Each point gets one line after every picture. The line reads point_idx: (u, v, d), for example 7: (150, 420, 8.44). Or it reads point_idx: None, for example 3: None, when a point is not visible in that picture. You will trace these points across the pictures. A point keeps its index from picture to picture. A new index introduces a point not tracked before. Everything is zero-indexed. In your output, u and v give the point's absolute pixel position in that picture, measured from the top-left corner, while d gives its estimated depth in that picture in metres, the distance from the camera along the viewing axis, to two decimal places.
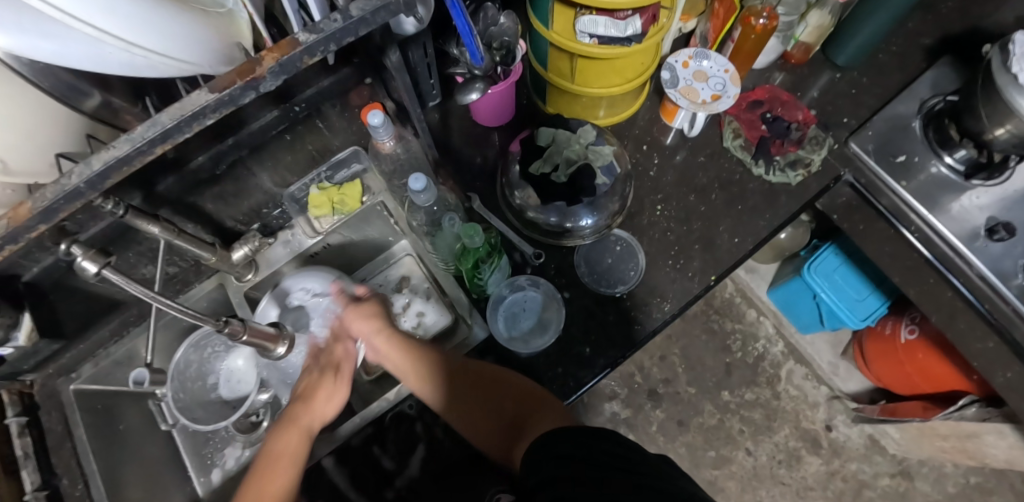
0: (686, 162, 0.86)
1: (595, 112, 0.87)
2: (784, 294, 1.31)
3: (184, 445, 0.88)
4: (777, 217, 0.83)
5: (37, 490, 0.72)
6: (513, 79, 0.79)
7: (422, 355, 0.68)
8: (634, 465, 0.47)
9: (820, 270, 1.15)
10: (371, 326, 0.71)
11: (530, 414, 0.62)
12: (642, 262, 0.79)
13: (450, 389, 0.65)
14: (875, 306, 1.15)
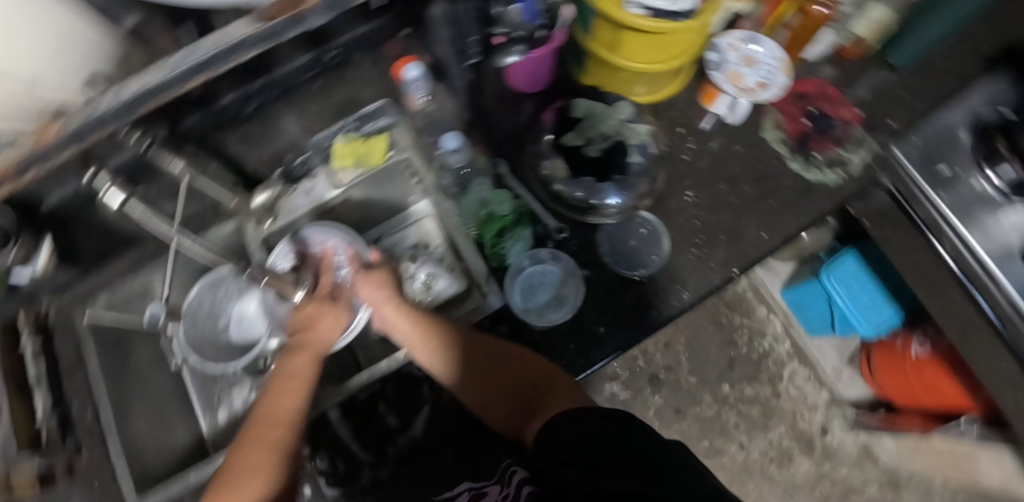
0: (721, 150, 0.84)
1: (631, 88, 0.84)
2: (797, 294, 1.30)
3: (194, 384, 0.90)
4: (810, 214, 0.81)
5: (48, 414, 0.74)
6: (553, 46, 0.79)
7: (433, 330, 0.66)
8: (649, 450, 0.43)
9: (839, 275, 1.13)
10: (378, 293, 0.69)
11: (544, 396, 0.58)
12: (666, 247, 0.77)
13: (463, 367, 0.64)
14: (890, 316, 1.14)
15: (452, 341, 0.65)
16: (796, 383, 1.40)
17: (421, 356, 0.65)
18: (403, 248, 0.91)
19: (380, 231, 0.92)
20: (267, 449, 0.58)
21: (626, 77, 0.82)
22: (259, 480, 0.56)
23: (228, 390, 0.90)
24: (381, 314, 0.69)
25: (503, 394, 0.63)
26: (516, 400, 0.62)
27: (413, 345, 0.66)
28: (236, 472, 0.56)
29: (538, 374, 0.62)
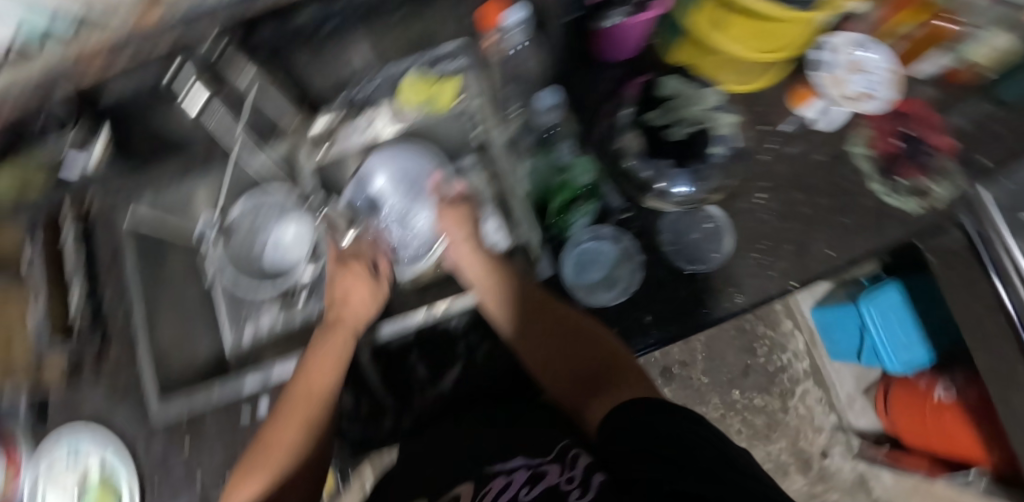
0: (804, 155, 0.79)
1: (720, 75, 0.76)
2: (828, 316, 1.26)
3: (222, 302, 0.85)
4: (880, 241, 0.76)
5: (82, 310, 0.74)
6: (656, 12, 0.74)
7: (507, 282, 0.66)
8: (723, 459, 0.40)
9: (880, 305, 1.09)
10: (459, 232, 0.72)
11: (608, 377, 0.55)
12: (728, 246, 0.74)
13: (526, 326, 0.63)
14: (921, 358, 1.10)
15: (522, 298, 0.65)
16: (806, 402, 1.38)
17: (488, 305, 0.65)
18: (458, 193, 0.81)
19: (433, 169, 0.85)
20: (298, 424, 0.59)
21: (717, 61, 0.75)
22: (286, 450, 0.59)
23: (256, 311, 0.86)
24: (457, 252, 0.71)
25: (562, 365, 0.60)
26: (574, 373, 0.58)
27: (483, 294, 0.66)
28: (265, 445, 0.59)
29: (604, 352, 0.58)
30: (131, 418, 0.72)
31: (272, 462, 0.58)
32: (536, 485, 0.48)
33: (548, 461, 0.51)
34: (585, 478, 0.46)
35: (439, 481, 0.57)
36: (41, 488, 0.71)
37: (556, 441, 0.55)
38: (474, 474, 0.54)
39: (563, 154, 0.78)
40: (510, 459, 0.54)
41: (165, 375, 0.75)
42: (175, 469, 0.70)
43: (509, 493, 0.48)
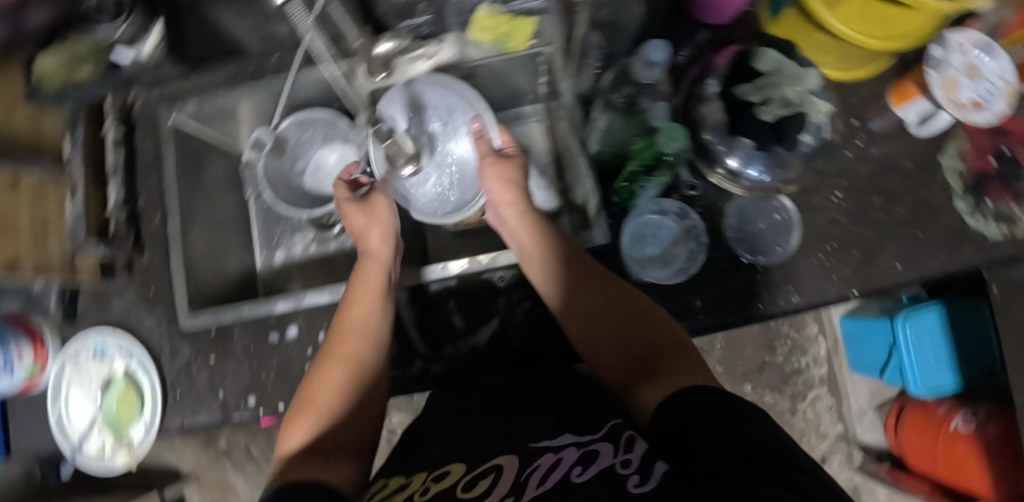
0: (891, 157, 0.72)
1: (820, 56, 0.71)
2: (858, 326, 1.16)
3: (256, 217, 0.84)
4: (952, 264, 0.69)
5: (120, 207, 0.72)
6: None
7: (557, 252, 0.63)
8: (797, 463, 0.38)
9: (918, 323, 0.95)
10: (508, 197, 0.66)
11: (665, 363, 0.54)
12: (794, 243, 0.70)
13: (576, 298, 0.60)
14: (948, 384, 0.97)
15: (572, 268, 0.62)
16: (816, 408, 1.31)
17: (535, 276, 0.63)
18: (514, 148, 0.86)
19: None
20: (342, 365, 0.61)
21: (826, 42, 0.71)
22: (333, 391, 0.60)
23: (289, 234, 0.84)
24: (504, 215, 0.67)
25: (613, 345, 0.58)
26: (628, 356, 0.57)
27: (531, 262, 0.63)
28: (310, 387, 0.61)
29: (658, 335, 0.57)
30: (159, 322, 0.70)
31: (318, 402, 0.59)
32: (589, 467, 0.47)
33: (597, 440, 0.50)
34: (643, 466, 0.45)
35: (471, 443, 0.55)
36: (65, 385, 0.71)
37: (605, 419, 0.54)
38: (516, 449, 0.52)
39: (655, 116, 0.70)
40: (555, 436, 0.53)
41: (195, 285, 0.72)
42: (199, 381, 0.69)
43: (558, 473, 0.47)
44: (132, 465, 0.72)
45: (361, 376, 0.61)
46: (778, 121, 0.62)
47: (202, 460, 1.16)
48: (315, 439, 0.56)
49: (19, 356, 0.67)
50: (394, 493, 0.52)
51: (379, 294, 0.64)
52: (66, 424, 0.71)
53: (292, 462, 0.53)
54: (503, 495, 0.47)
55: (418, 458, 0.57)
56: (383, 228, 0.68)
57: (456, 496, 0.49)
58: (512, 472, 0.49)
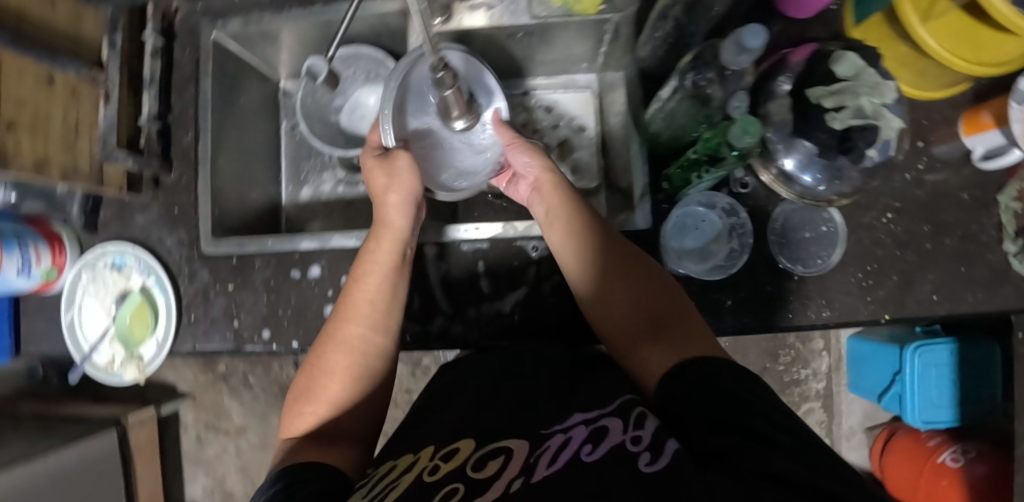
0: (948, 185, 0.69)
1: (902, 68, 0.68)
2: (864, 348, 1.12)
3: (286, 149, 0.82)
4: (988, 303, 0.68)
5: (152, 120, 0.69)
6: None
7: (566, 212, 0.60)
8: (813, 442, 0.38)
9: (927, 356, 0.93)
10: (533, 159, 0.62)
11: (673, 331, 0.51)
12: (835, 258, 0.68)
13: (589, 261, 0.58)
14: (944, 419, 0.95)
15: (586, 232, 0.58)
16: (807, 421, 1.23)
17: (556, 241, 0.60)
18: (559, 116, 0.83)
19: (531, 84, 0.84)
20: (345, 347, 0.57)
21: (905, 54, 0.67)
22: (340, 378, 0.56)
23: (317, 172, 0.82)
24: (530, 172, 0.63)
25: (624, 309, 0.55)
26: (638, 320, 0.54)
27: (548, 223, 0.61)
28: (316, 370, 0.57)
29: (671, 303, 0.54)
30: (181, 244, 0.69)
31: (325, 388, 0.56)
32: (600, 445, 0.42)
33: (608, 416, 0.45)
34: (655, 443, 0.40)
35: (484, 421, 0.51)
36: (80, 294, 0.70)
37: (617, 393, 0.50)
38: (527, 433, 0.47)
39: None
40: (565, 417, 0.48)
41: (220, 211, 0.70)
42: (215, 308, 0.68)
43: (570, 451, 0.42)
44: (141, 380, 0.72)
45: (368, 364, 0.57)
46: (846, 130, 0.59)
47: (200, 381, 1.17)
48: (318, 426, 0.55)
49: (37, 259, 0.66)
50: (404, 473, 0.48)
51: (389, 274, 0.59)
52: (78, 333, 0.70)
53: (294, 448, 0.52)
54: (513, 475, 0.41)
55: (428, 437, 0.53)
56: (400, 195, 0.59)
57: (466, 475, 0.43)
58: (522, 455, 0.44)
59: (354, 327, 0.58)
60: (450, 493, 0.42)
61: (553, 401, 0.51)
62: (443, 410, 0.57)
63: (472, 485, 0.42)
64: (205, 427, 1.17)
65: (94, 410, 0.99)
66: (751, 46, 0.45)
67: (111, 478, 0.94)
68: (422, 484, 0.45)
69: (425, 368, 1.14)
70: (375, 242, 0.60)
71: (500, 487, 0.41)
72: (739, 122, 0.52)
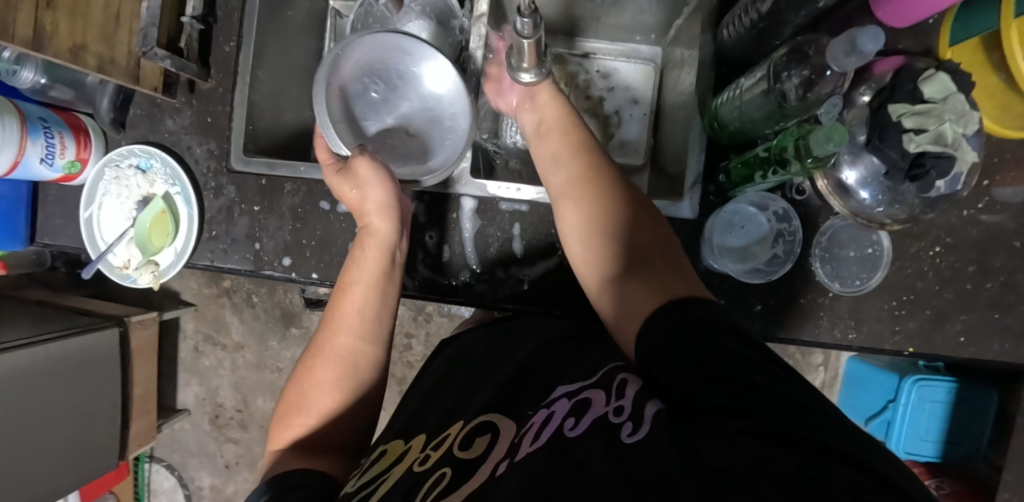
0: (1003, 229, 0.67)
1: (989, 99, 0.65)
2: (862, 370, 1.10)
3: None
4: (1013, 354, 0.66)
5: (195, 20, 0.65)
6: None
7: (560, 134, 0.57)
8: (803, 386, 0.37)
9: (924, 389, 0.94)
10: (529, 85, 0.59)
11: (655, 266, 0.48)
12: (874, 282, 0.66)
13: (578, 179, 0.54)
14: (926, 453, 0.97)
15: (577, 157, 0.55)
16: None
17: (547, 163, 0.57)
18: (613, 84, 0.79)
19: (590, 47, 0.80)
20: (331, 363, 0.55)
21: (994, 85, 0.64)
22: (328, 390, 0.55)
23: None
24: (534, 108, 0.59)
25: (609, 234, 0.51)
26: (620, 250, 0.50)
27: (549, 143, 0.58)
28: (304, 382, 0.56)
29: (657, 241, 0.50)
30: (211, 155, 0.66)
31: (314, 400, 0.54)
32: (583, 417, 0.40)
33: (591, 387, 0.43)
34: (636, 411, 0.39)
35: (475, 402, 0.49)
36: (102, 191, 0.68)
37: (602, 363, 0.46)
38: (515, 415, 0.45)
39: None
40: (550, 392, 0.46)
41: (253, 128, 0.68)
42: (238, 227, 0.65)
43: (552, 426, 0.40)
44: (154, 287, 0.71)
45: (356, 374, 0.56)
46: (920, 154, 0.56)
47: (204, 293, 1.17)
48: (309, 436, 0.53)
49: (61, 150, 0.63)
50: (392, 467, 0.46)
51: (376, 282, 0.57)
52: (95, 231, 0.68)
53: (282, 461, 0.51)
54: (499, 458, 0.40)
55: (421, 422, 0.52)
56: (378, 197, 0.57)
57: (455, 459, 0.42)
58: (508, 438, 0.42)
59: (342, 340, 0.56)
60: (438, 480, 0.41)
61: (537, 372, 0.49)
62: (435, 397, 0.55)
63: (459, 471, 0.41)
64: (205, 338, 1.18)
65: (98, 305, 0.98)
66: (865, 50, 0.45)
67: (109, 374, 0.95)
68: (413, 476, 0.43)
69: (427, 316, 1.14)
70: (363, 252, 0.58)
71: (485, 472, 0.39)
72: (825, 128, 0.50)
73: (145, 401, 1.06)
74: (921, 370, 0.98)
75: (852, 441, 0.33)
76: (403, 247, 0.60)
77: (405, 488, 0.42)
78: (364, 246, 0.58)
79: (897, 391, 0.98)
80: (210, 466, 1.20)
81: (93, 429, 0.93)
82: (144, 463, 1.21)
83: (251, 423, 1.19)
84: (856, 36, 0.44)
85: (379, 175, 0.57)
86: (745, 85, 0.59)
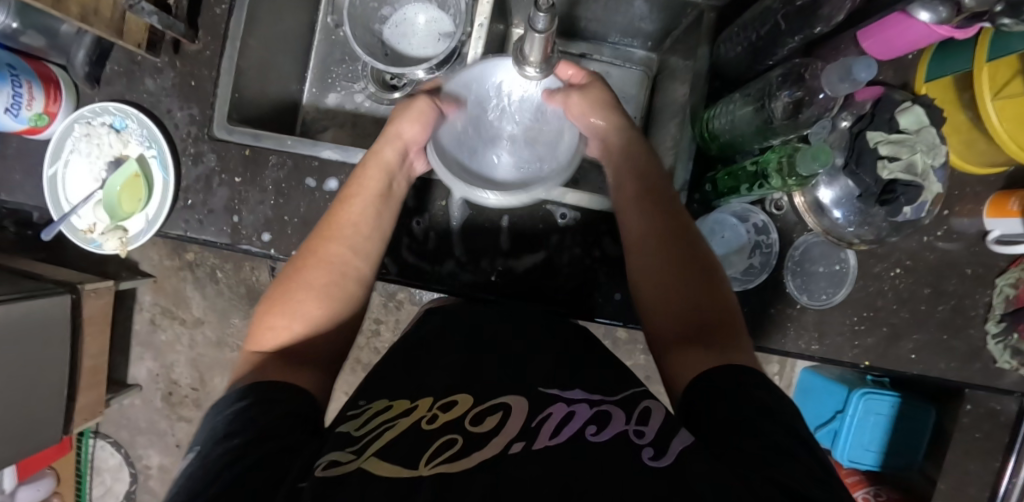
0: (958, 256, 0.71)
1: (958, 138, 0.69)
2: (812, 380, 1.14)
3: (318, 47, 0.77)
4: (956, 372, 0.71)
5: None
6: (954, 35, 0.53)
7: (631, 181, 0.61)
8: (796, 436, 0.39)
9: (871, 401, 0.99)
10: (581, 103, 0.63)
11: (715, 336, 0.49)
12: (838, 298, 0.69)
13: (647, 222, 0.58)
14: (867, 461, 1.02)
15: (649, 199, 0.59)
16: None
17: (623, 207, 0.60)
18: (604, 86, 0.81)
19: (581, 49, 0.81)
20: (326, 269, 0.56)
21: (963, 122, 0.68)
22: (316, 296, 0.54)
23: (347, 79, 0.77)
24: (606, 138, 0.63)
25: (676, 293, 0.54)
26: (681, 319, 0.52)
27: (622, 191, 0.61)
28: (289, 282, 0.55)
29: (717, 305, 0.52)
30: (191, 121, 0.64)
31: (299, 305, 0.54)
32: (605, 428, 0.41)
33: (610, 402, 0.44)
34: (660, 438, 0.39)
35: (481, 376, 0.48)
36: (69, 148, 0.64)
37: (625, 387, 0.47)
38: (525, 395, 0.46)
39: None
40: (567, 390, 0.46)
41: (239, 97, 0.65)
42: (216, 198, 0.63)
43: (573, 427, 0.41)
44: (120, 254, 0.67)
45: (344, 285, 0.56)
46: (891, 182, 0.61)
47: (164, 265, 1.12)
48: (287, 343, 0.52)
49: (30, 101, 0.60)
50: (399, 416, 0.45)
51: (375, 201, 0.59)
52: (59, 190, 0.65)
53: (263, 363, 0.49)
54: (512, 438, 0.41)
55: (422, 382, 0.49)
56: (399, 127, 0.61)
57: (465, 429, 0.43)
58: (522, 414, 0.43)
59: (335, 246, 0.57)
60: (447, 445, 0.41)
61: (538, 359, 0.51)
62: (433, 352, 0.53)
63: (471, 441, 0.41)
64: (162, 311, 1.13)
65: (50, 270, 0.93)
66: (858, 78, 0.47)
67: (58, 342, 0.89)
68: (420, 431, 0.43)
69: (398, 303, 1.12)
70: (367, 179, 0.59)
71: (497, 445, 0.40)
72: (812, 148, 0.53)
73: (94, 374, 1.01)
74: (869, 383, 1.04)
75: (811, 479, 0.36)
76: (402, 182, 0.62)
77: (413, 442, 0.41)
78: (365, 166, 0.60)
79: (844, 403, 1.03)
80: (159, 445, 1.16)
81: (39, 400, 0.89)
82: (89, 439, 1.15)
83: (206, 402, 1.15)
84: (851, 63, 0.47)
85: (423, 114, 0.61)
86: (738, 100, 0.62)
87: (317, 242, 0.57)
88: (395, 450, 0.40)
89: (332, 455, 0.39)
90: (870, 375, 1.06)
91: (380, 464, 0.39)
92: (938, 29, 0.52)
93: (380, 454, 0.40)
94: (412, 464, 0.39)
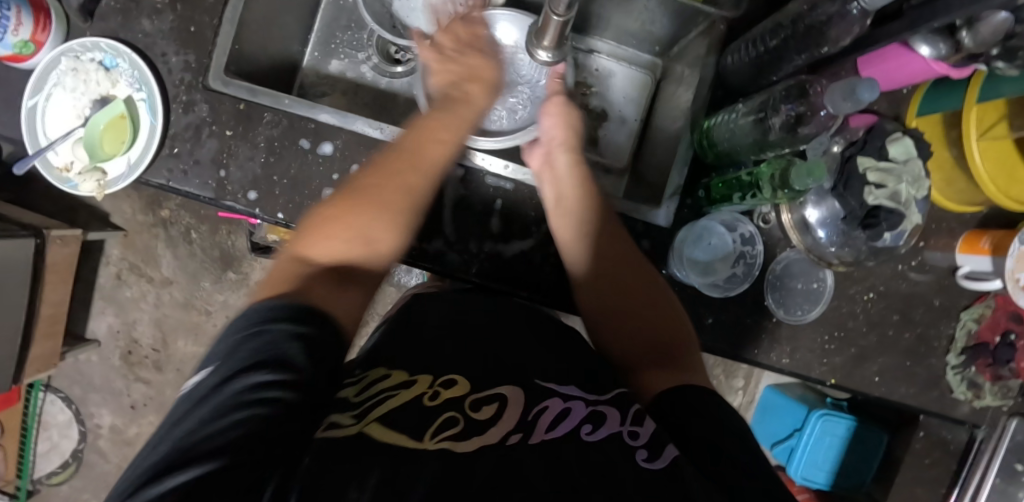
0: (928, 287, 0.73)
1: (943, 174, 0.72)
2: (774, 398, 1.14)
3: (325, 10, 0.76)
4: (915, 399, 0.73)
5: None
6: (948, 73, 0.56)
7: (570, 195, 0.60)
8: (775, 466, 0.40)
9: (828, 423, 1.02)
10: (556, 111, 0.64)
11: (668, 356, 0.52)
12: (813, 315, 0.71)
13: (608, 247, 0.59)
14: (818, 480, 1.05)
15: (598, 227, 0.60)
16: None
17: (562, 235, 0.60)
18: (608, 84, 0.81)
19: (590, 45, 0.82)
20: (402, 190, 0.52)
21: (947, 158, 0.71)
22: (383, 215, 0.51)
23: (352, 46, 0.76)
24: (552, 159, 0.62)
25: (630, 326, 0.56)
26: (643, 338, 0.54)
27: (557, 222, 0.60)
28: (356, 199, 0.51)
29: (670, 323, 0.55)
30: (186, 67, 0.62)
31: (369, 225, 0.50)
32: (600, 427, 0.41)
33: (605, 401, 0.44)
34: (655, 443, 0.39)
35: (480, 360, 0.48)
36: (53, 81, 0.62)
37: (610, 387, 0.47)
38: (522, 386, 0.45)
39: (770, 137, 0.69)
40: (564, 385, 0.46)
41: (238, 49, 0.63)
42: (204, 149, 0.61)
43: (569, 424, 0.41)
44: (95, 198, 0.65)
45: (414, 215, 0.53)
46: (875, 207, 0.63)
47: (137, 220, 1.08)
48: (343, 263, 0.47)
49: (16, 27, 0.58)
50: (398, 388, 0.43)
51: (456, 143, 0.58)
52: (37, 123, 0.62)
53: (314, 276, 0.44)
54: (510, 428, 0.41)
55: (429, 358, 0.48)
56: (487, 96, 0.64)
57: (466, 411, 0.42)
58: (518, 408, 0.43)
59: (413, 172, 0.54)
60: (449, 423, 0.41)
61: (526, 355, 0.50)
62: (427, 335, 0.52)
63: (468, 426, 0.41)
64: (129, 267, 1.10)
65: (16, 213, 0.89)
66: (861, 98, 0.48)
67: (20, 289, 0.86)
68: (421, 407, 0.42)
69: None
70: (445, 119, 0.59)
71: (496, 435, 0.40)
72: (807, 164, 0.54)
73: (53, 323, 0.97)
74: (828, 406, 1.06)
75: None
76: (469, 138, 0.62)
77: (418, 415, 0.41)
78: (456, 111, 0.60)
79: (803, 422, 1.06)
80: (113, 405, 1.12)
81: None
82: (38, 392, 1.11)
83: (167, 365, 1.12)
84: (855, 84, 0.48)
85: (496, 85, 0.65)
86: (739, 110, 0.63)
87: (378, 173, 0.53)
88: (398, 419, 0.40)
89: (333, 417, 0.39)
90: (829, 398, 1.09)
91: (383, 430, 0.39)
92: (936, 64, 0.54)
93: (382, 421, 0.39)
94: (417, 435, 0.39)
